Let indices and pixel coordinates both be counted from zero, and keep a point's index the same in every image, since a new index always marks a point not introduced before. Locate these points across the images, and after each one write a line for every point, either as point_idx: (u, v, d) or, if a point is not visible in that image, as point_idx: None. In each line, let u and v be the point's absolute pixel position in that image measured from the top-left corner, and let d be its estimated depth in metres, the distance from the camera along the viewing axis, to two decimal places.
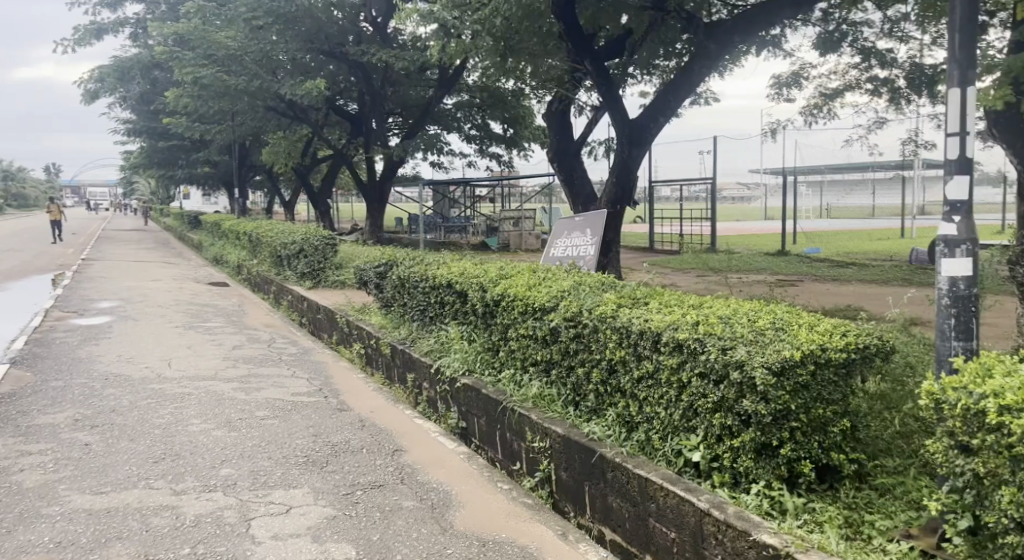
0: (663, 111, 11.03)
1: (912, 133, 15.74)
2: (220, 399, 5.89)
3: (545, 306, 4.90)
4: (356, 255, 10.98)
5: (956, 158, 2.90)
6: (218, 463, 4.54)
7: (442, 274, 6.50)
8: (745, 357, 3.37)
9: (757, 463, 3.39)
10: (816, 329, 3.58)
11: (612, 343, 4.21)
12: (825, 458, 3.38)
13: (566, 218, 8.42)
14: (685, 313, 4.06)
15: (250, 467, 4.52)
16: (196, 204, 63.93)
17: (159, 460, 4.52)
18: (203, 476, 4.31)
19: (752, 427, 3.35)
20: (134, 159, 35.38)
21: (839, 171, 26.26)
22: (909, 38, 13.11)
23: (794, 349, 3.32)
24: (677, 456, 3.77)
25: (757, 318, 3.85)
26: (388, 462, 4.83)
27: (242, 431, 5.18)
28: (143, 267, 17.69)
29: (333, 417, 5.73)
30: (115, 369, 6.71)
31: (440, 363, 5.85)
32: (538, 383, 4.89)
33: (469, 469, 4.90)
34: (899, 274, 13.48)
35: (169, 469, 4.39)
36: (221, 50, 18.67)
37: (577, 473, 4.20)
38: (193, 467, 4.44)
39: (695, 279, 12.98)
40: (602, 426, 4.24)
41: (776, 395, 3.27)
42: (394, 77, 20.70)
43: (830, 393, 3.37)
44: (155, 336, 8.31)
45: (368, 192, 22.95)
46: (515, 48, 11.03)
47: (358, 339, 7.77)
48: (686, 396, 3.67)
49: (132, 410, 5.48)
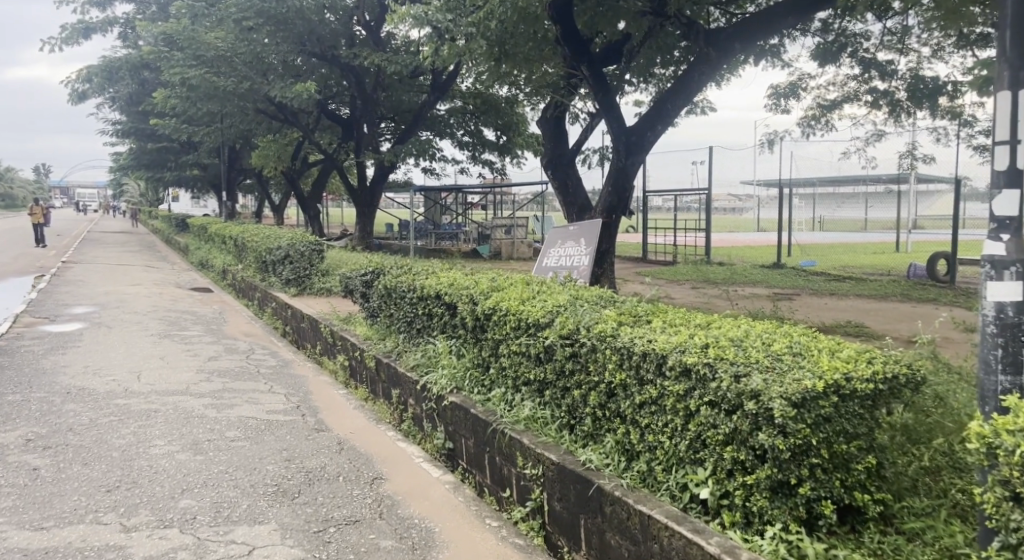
0: (662, 120, 10.74)
1: (910, 146, 15.59)
2: (188, 418, 5.52)
3: (539, 322, 4.58)
4: (344, 262, 10.63)
5: (1006, 171, 2.61)
6: (178, 493, 4.18)
7: (431, 285, 6.16)
8: (761, 386, 3.06)
9: (773, 502, 3.06)
10: (839, 354, 3.26)
11: (612, 365, 3.89)
12: (848, 499, 3.05)
13: (560, 227, 8.11)
14: (693, 334, 3.75)
15: (213, 498, 4.16)
16: (184, 208, 63.45)
17: (112, 489, 4.16)
18: (159, 510, 3.95)
19: (768, 463, 3.03)
20: (122, 160, 34.91)
21: (832, 184, 26.19)
22: (909, 49, 12.95)
23: (816, 380, 3.02)
24: (682, 491, 3.45)
25: (773, 341, 3.53)
26: (367, 493, 4.48)
27: (208, 454, 4.82)
28: (124, 271, 17.29)
29: (310, 438, 5.38)
30: (79, 382, 6.31)
31: (427, 380, 5.50)
32: (531, 404, 4.56)
33: (455, 501, 4.56)
34: (897, 289, 13.24)
35: (122, 500, 4.02)
36: (211, 50, 18.34)
37: (573, 506, 3.87)
38: (149, 498, 4.08)
39: (691, 292, 12.71)
40: (599, 455, 3.92)
41: (795, 428, 2.95)
42: (385, 82, 20.37)
43: (855, 428, 3.05)
44: (128, 346, 7.92)
45: (358, 197, 22.57)
46: (509, 52, 10.83)
47: (342, 351, 7.41)
48: (693, 425, 3.34)
49: (90, 429, 5.11)
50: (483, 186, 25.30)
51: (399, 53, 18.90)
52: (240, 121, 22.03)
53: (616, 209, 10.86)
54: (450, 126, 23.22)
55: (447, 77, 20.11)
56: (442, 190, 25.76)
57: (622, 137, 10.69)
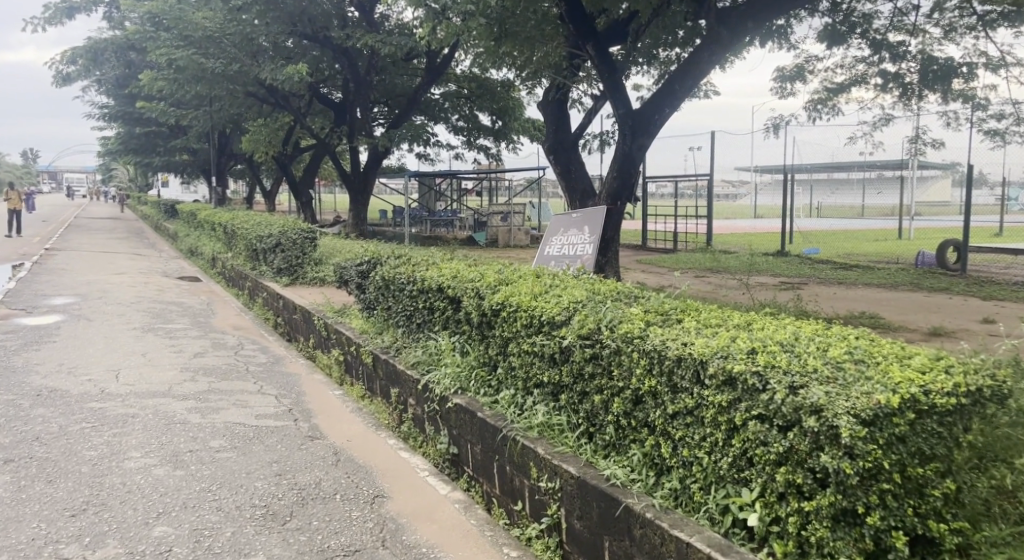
0: (669, 102, 10.24)
1: (919, 131, 15.23)
2: (169, 424, 5.09)
3: (554, 320, 4.17)
4: (337, 251, 10.22)
5: None
6: (152, 518, 3.76)
7: (432, 276, 5.74)
8: (823, 399, 2.67)
9: (834, 533, 2.64)
10: (910, 363, 2.87)
11: (640, 370, 3.49)
12: (921, 529, 2.64)
13: (563, 214, 7.68)
14: (734, 336, 3.35)
15: (192, 523, 3.75)
16: (175, 193, 62.76)
17: (78, 514, 3.74)
18: (130, 540, 3.53)
19: (831, 488, 2.64)
20: (110, 145, 34.26)
21: (830, 170, 25.89)
22: (921, 30, 12.54)
23: (889, 394, 2.62)
24: (723, 514, 3.05)
25: (828, 345, 3.15)
26: (367, 516, 4.07)
27: (190, 468, 4.40)
28: (109, 259, 16.76)
29: (302, 448, 4.96)
30: (52, 383, 5.87)
31: (430, 379, 5.08)
32: (544, 409, 4.15)
33: (465, 523, 4.14)
34: (908, 278, 12.85)
35: (88, 527, 3.61)
36: (198, 30, 17.67)
37: (595, 526, 3.48)
38: (120, 525, 3.66)
39: (697, 281, 12.33)
40: (624, 468, 3.53)
41: (865, 449, 2.55)
42: (379, 64, 19.83)
43: (932, 447, 2.63)
44: (108, 341, 7.47)
45: (351, 183, 22.00)
46: (510, 31, 10.30)
47: (336, 345, 6.97)
48: (738, 441, 2.96)
49: (59, 439, 4.69)
50: (478, 172, 24.76)
51: (392, 34, 18.32)
52: (230, 106, 21.48)
53: (620, 196, 10.44)
54: (445, 110, 22.64)
55: (442, 59, 19.67)
56: (436, 176, 25.28)
57: (626, 121, 10.23)
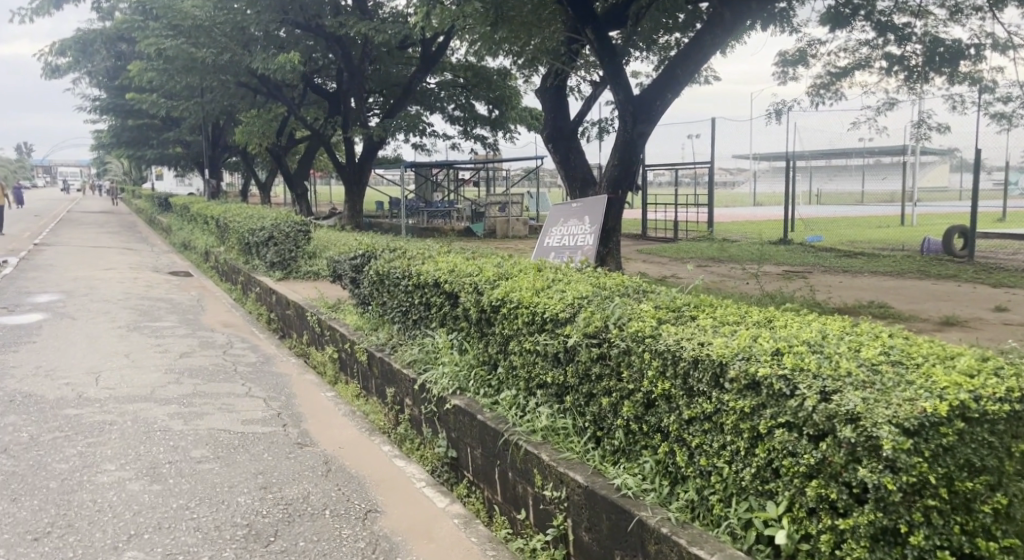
0: (670, 88, 9.93)
1: (924, 115, 14.96)
2: (148, 432, 4.84)
3: (558, 317, 3.89)
4: (331, 243, 9.96)
5: None
6: (123, 541, 3.51)
7: (428, 271, 5.45)
8: (861, 407, 2.42)
9: (873, 554, 2.38)
10: (954, 365, 2.61)
11: (652, 371, 3.22)
12: (969, 549, 2.37)
13: (562, 204, 7.40)
14: (755, 335, 3.09)
15: (166, 547, 3.49)
16: (169, 186, 62.28)
17: (41, 537, 3.48)
18: None
19: (869, 505, 2.38)
20: (103, 138, 33.81)
21: (830, 157, 25.64)
22: (926, 12, 12.25)
23: (935, 401, 2.37)
24: (746, 529, 2.79)
25: (860, 345, 2.89)
26: (359, 534, 3.81)
27: (168, 482, 4.15)
28: (99, 253, 16.46)
29: (290, 457, 4.70)
30: (28, 388, 5.60)
31: (427, 378, 4.82)
32: (548, 411, 3.89)
33: (464, 540, 3.86)
34: (914, 265, 12.61)
35: (51, 553, 3.35)
36: (187, 20, 17.25)
37: (606, 539, 3.23)
38: (86, 550, 3.40)
39: (700, 271, 12.06)
40: (636, 477, 3.27)
41: (910, 462, 2.30)
42: (373, 53, 19.48)
43: (982, 459, 2.36)
44: (90, 341, 7.20)
45: (346, 173, 21.58)
46: (507, 15, 9.98)
47: (330, 343, 6.70)
48: (762, 451, 2.70)
49: (30, 450, 4.43)
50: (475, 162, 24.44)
51: (386, 22, 17.95)
52: (220, 97, 21.12)
53: (621, 184, 10.15)
54: (441, 100, 22.33)
55: (437, 48, 19.35)
56: (432, 167, 24.93)
57: (627, 107, 9.93)
